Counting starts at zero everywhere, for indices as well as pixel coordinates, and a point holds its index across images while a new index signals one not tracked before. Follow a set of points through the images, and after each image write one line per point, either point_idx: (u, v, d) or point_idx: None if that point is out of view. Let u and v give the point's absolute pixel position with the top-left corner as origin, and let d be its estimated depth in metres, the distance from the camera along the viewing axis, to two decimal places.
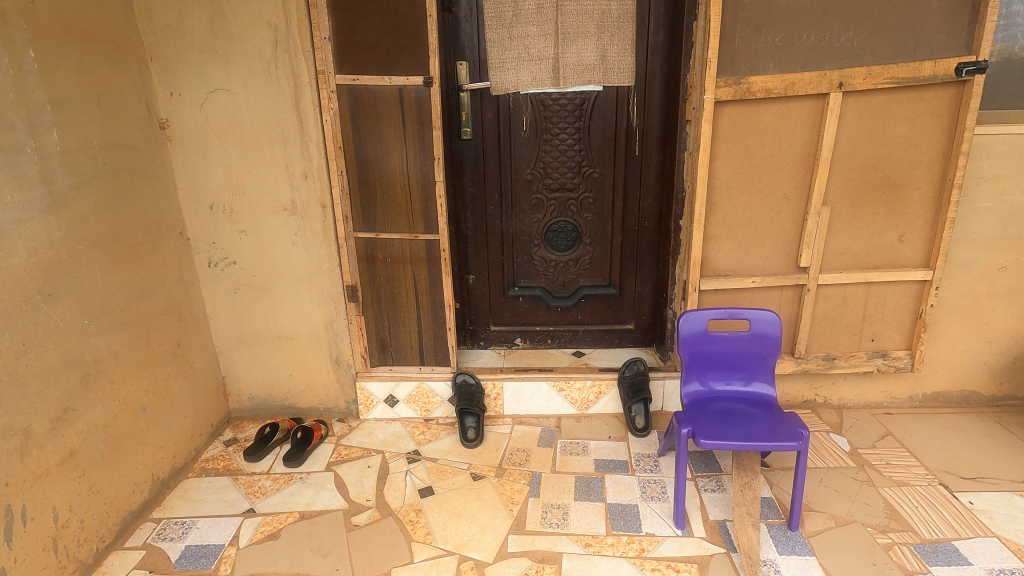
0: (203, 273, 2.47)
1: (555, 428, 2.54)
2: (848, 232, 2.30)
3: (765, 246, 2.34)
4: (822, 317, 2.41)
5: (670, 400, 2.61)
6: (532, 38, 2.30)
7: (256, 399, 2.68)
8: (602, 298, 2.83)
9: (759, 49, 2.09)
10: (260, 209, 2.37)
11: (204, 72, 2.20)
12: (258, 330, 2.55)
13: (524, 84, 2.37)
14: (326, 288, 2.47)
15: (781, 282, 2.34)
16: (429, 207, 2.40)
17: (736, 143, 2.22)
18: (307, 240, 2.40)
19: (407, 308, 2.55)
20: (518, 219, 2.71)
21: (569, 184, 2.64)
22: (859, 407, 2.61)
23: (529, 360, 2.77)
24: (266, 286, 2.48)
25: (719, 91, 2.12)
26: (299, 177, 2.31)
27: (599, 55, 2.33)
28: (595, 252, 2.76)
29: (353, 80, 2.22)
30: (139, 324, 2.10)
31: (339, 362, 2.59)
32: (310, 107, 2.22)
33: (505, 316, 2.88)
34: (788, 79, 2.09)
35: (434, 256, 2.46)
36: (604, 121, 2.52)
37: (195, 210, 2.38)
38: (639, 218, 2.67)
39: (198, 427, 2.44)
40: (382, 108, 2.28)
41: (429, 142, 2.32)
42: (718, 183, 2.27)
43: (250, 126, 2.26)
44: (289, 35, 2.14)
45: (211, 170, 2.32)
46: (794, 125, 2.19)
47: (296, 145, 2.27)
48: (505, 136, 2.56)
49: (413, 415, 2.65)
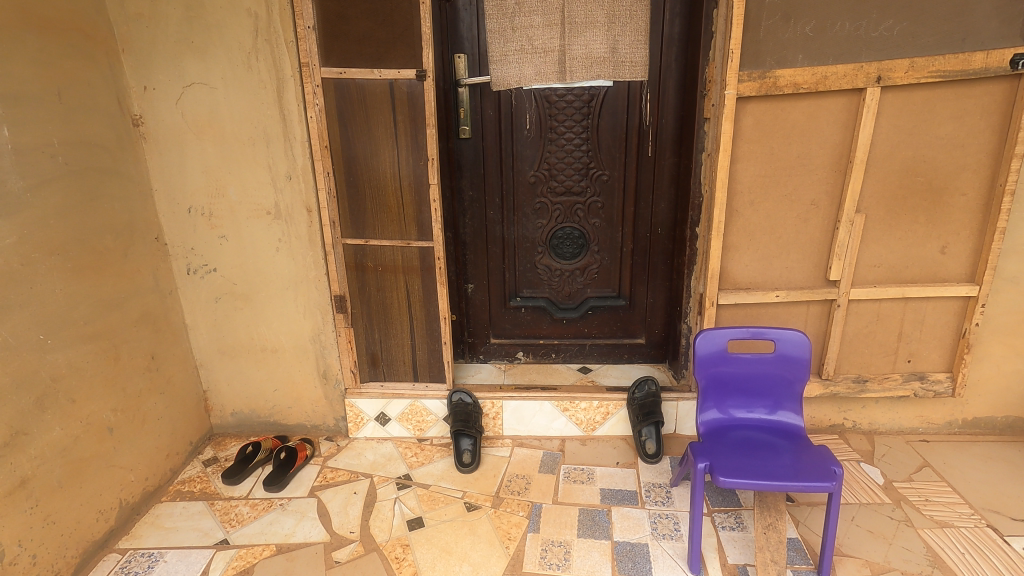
0: (181, 280, 2.30)
1: (558, 452, 2.35)
2: (884, 242, 2.08)
3: (790, 257, 2.13)
4: (853, 335, 2.19)
5: (684, 422, 2.40)
6: (536, 28, 2.12)
7: (239, 415, 2.51)
8: (610, 310, 2.60)
9: (787, 40, 1.89)
10: (240, 212, 2.20)
11: (179, 64, 2.03)
12: (240, 341, 2.39)
13: (527, 79, 2.18)
14: (312, 297, 2.30)
15: (808, 297, 2.13)
16: (423, 212, 2.19)
17: (760, 144, 2.01)
18: (291, 246, 2.23)
19: (399, 321, 2.35)
20: (520, 225, 2.50)
21: (576, 187, 2.43)
22: (891, 433, 2.38)
23: (531, 377, 2.56)
24: (249, 295, 2.32)
25: (743, 85, 1.92)
26: (282, 178, 2.14)
27: (609, 47, 2.14)
28: (604, 260, 2.53)
29: (340, 73, 2.03)
30: (105, 338, 1.95)
31: (327, 377, 2.42)
32: (294, 102, 2.04)
33: (506, 328, 2.66)
34: (820, 72, 1.89)
35: (427, 264, 2.25)
36: (614, 119, 2.32)
37: (172, 214, 2.21)
38: (651, 224, 2.45)
39: (174, 446, 2.28)
40: (370, 105, 2.08)
41: (422, 141, 2.11)
42: (739, 187, 2.06)
43: (229, 123, 2.09)
44: (271, 24, 1.97)
45: (189, 171, 2.16)
46: (824, 125, 1.97)
47: (279, 143, 2.10)
48: (507, 135, 2.36)
49: (406, 435, 2.47)
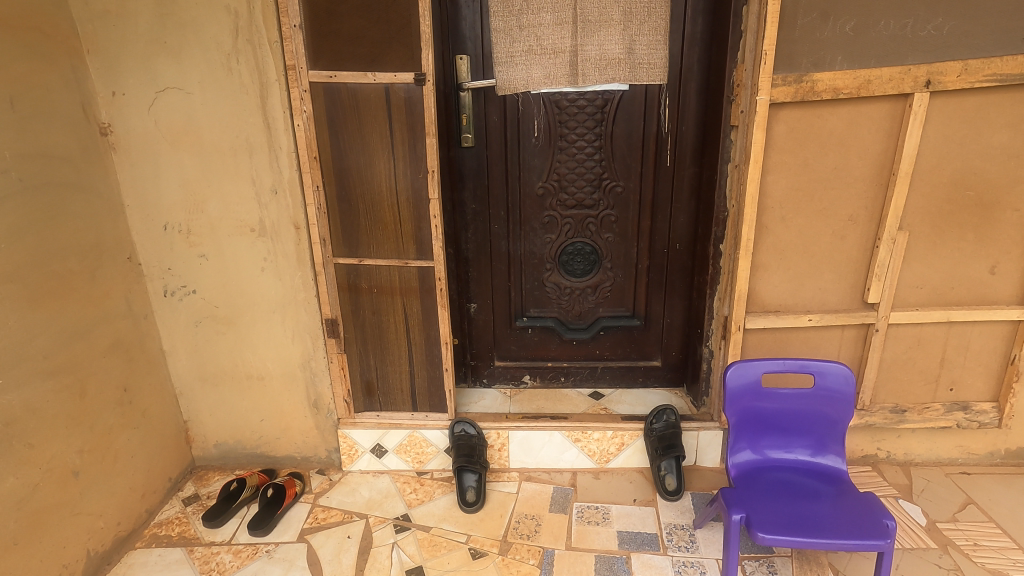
0: (158, 303, 2.10)
1: (570, 487, 2.17)
2: (928, 261, 1.90)
3: (824, 277, 1.94)
4: (891, 361, 2.01)
5: (705, 454, 2.21)
6: (546, 27, 1.93)
7: (223, 446, 2.31)
8: (624, 331, 2.42)
9: (826, 40, 1.70)
10: (222, 229, 2.00)
11: (151, 67, 1.83)
12: (223, 369, 2.19)
13: (535, 82, 1.99)
14: (301, 320, 2.11)
15: (844, 321, 1.95)
16: (422, 229, 1.99)
17: (794, 154, 1.83)
18: (278, 266, 2.04)
19: (396, 346, 2.16)
20: (527, 240, 2.31)
21: (587, 199, 2.24)
22: (929, 465, 2.20)
23: (539, 403, 2.37)
24: (232, 318, 2.12)
25: (776, 90, 1.73)
26: (267, 192, 1.95)
27: (625, 48, 1.95)
28: (617, 278, 2.35)
29: (330, 76, 1.83)
30: (70, 372, 1.76)
31: (318, 406, 2.23)
32: (279, 109, 1.85)
33: (511, 350, 2.47)
34: (862, 76, 1.71)
35: (427, 285, 2.06)
36: (629, 126, 2.13)
37: (147, 231, 2.01)
38: (669, 239, 2.26)
39: (150, 484, 2.09)
40: (364, 112, 1.87)
41: (421, 151, 1.91)
42: (770, 202, 1.88)
43: (208, 132, 1.89)
44: (253, 22, 1.78)
45: (164, 184, 1.96)
46: (864, 133, 1.79)
47: (263, 154, 1.90)
48: (513, 143, 2.17)
49: (404, 467, 2.28)
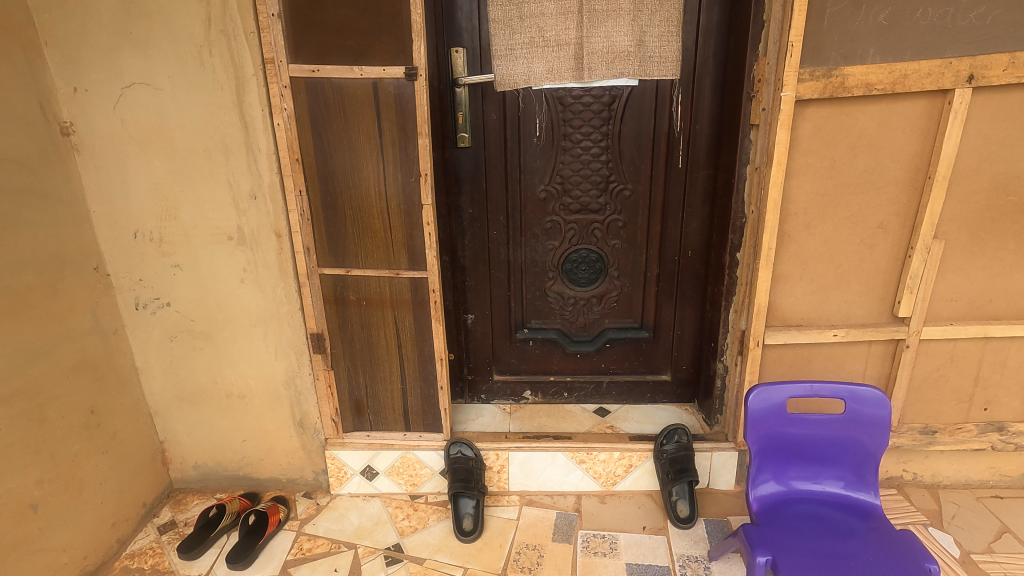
0: (129, 317, 1.94)
1: (574, 513, 2.02)
2: (963, 272, 1.75)
3: (851, 289, 1.79)
4: (921, 379, 1.86)
5: (719, 476, 2.06)
6: (548, 17, 1.77)
7: (203, 468, 2.16)
8: (631, 343, 2.27)
9: (858, 30, 1.55)
10: (197, 237, 1.84)
11: (116, 60, 1.67)
12: (202, 386, 2.04)
13: (537, 77, 1.83)
14: (284, 335, 1.95)
15: (872, 336, 1.80)
16: (414, 236, 1.83)
17: (820, 156, 1.67)
18: (259, 277, 1.88)
19: (387, 363, 2.00)
20: (528, 247, 2.16)
21: (593, 203, 2.08)
22: (958, 487, 2.06)
23: (541, 421, 2.22)
24: (210, 333, 1.96)
25: (802, 85, 1.58)
26: (246, 198, 1.79)
27: (635, 40, 1.79)
28: (624, 287, 2.20)
29: (313, 71, 1.67)
30: (27, 396, 1.60)
31: (304, 426, 2.08)
32: (257, 107, 1.69)
33: (511, 364, 2.32)
34: (898, 70, 1.55)
35: (420, 297, 1.90)
36: (638, 124, 1.98)
37: (115, 240, 1.85)
38: (680, 246, 2.11)
39: (122, 512, 1.94)
40: (350, 110, 1.71)
41: (414, 153, 1.75)
42: (793, 208, 1.73)
43: (180, 131, 1.73)
44: (226, 11, 1.61)
45: (133, 189, 1.80)
46: (898, 133, 1.64)
47: (241, 156, 1.75)
48: (513, 144, 2.02)
49: (397, 490, 2.13)
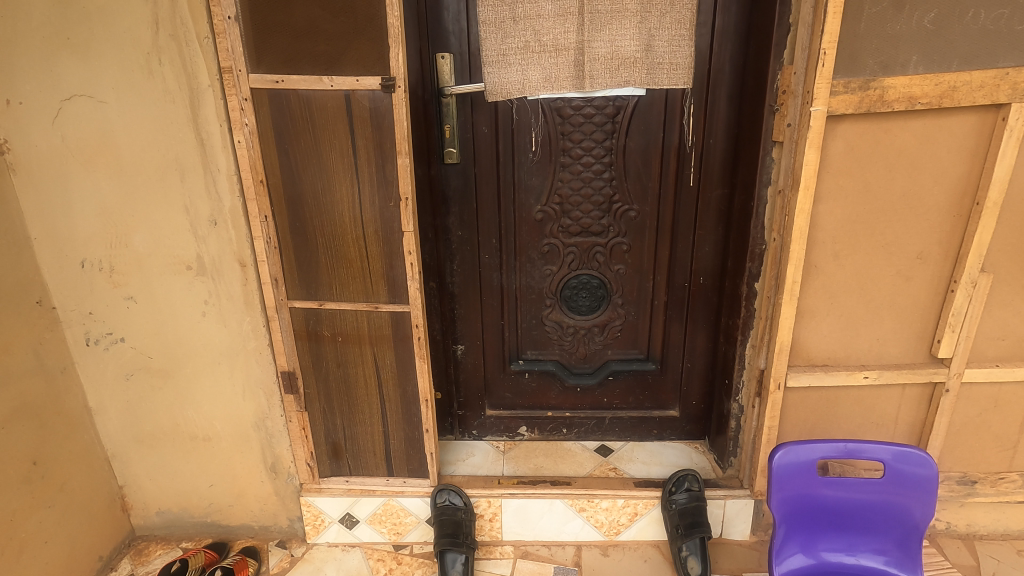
0: (79, 353, 1.75)
1: (574, 568, 1.83)
2: (1011, 307, 1.56)
3: (884, 326, 1.60)
4: (961, 425, 1.67)
5: (732, 526, 1.87)
6: (546, 18, 1.58)
7: (167, 515, 1.97)
8: (636, 376, 2.07)
9: (900, 36, 1.35)
10: (151, 267, 1.65)
11: (54, 68, 1.47)
12: (162, 428, 1.84)
13: (533, 85, 1.63)
14: (252, 373, 1.76)
15: (906, 379, 1.61)
16: (395, 266, 1.63)
17: (853, 178, 1.47)
18: (222, 310, 1.69)
19: (366, 403, 1.81)
20: (523, 272, 1.96)
21: (595, 225, 1.88)
22: (996, 538, 1.87)
23: (538, 462, 2.03)
24: (169, 371, 1.77)
25: (835, 99, 1.38)
26: (205, 223, 1.59)
27: (643, 44, 1.59)
28: (629, 315, 2.00)
29: (276, 82, 1.47)
30: None
31: (276, 470, 1.89)
32: (214, 122, 1.49)
33: (505, 397, 2.13)
34: (945, 82, 1.36)
35: (402, 332, 1.71)
36: (645, 138, 1.78)
37: (60, 270, 1.65)
38: (691, 271, 1.91)
39: (73, 570, 1.75)
40: (321, 125, 1.51)
41: (392, 174, 1.55)
42: (821, 236, 1.53)
43: (129, 149, 1.53)
44: (177, 13, 1.41)
45: (78, 213, 1.60)
46: (942, 153, 1.44)
47: (198, 177, 1.55)
48: (506, 159, 1.82)
49: (379, 539, 1.95)
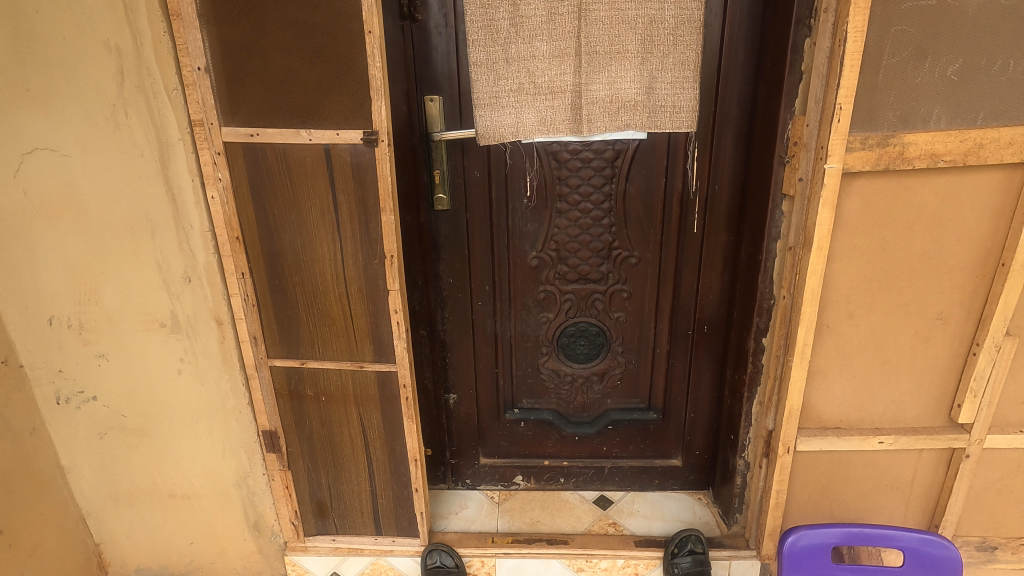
0: (49, 412, 1.65)
1: None
2: None
3: (900, 388, 1.50)
4: (980, 489, 1.58)
5: None
6: (541, 61, 1.48)
7: (146, 572, 1.89)
8: (637, 425, 1.98)
9: (922, 90, 1.24)
10: (123, 324, 1.55)
11: (13, 120, 1.37)
12: (139, 486, 1.76)
13: (528, 130, 1.53)
14: (232, 432, 1.67)
15: (924, 444, 1.52)
16: (381, 324, 1.54)
17: (870, 237, 1.37)
18: (199, 368, 1.60)
19: (352, 461, 1.72)
20: (518, 320, 1.87)
21: (593, 272, 1.79)
22: None
23: (534, 515, 1.95)
24: (145, 429, 1.68)
25: (851, 155, 1.28)
26: (179, 279, 1.50)
27: (644, 87, 1.49)
28: (629, 363, 1.91)
29: (251, 135, 1.38)
30: None
31: (260, 528, 1.81)
32: (186, 177, 1.40)
33: (500, 446, 2.04)
34: (971, 138, 1.26)
35: (390, 391, 1.62)
36: (647, 183, 1.68)
37: (25, 328, 1.55)
38: (695, 319, 1.82)
39: None
40: (300, 179, 1.41)
41: (377, 229, 1.45)
42: (834, 295, 1.43)
43: (95, 203, 1.43)
44: (143, 63, 1.31)
45: (43, 270, 1.50)
46: (966, 212, 1.34)
47: (170, 232, 1.45)
48: (500, 204, 1.72)
49: None
